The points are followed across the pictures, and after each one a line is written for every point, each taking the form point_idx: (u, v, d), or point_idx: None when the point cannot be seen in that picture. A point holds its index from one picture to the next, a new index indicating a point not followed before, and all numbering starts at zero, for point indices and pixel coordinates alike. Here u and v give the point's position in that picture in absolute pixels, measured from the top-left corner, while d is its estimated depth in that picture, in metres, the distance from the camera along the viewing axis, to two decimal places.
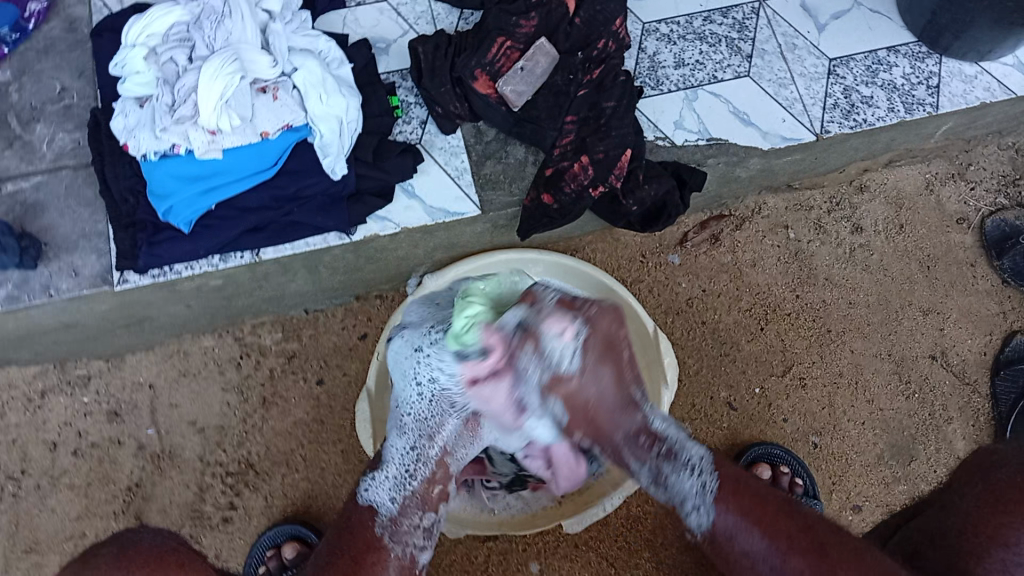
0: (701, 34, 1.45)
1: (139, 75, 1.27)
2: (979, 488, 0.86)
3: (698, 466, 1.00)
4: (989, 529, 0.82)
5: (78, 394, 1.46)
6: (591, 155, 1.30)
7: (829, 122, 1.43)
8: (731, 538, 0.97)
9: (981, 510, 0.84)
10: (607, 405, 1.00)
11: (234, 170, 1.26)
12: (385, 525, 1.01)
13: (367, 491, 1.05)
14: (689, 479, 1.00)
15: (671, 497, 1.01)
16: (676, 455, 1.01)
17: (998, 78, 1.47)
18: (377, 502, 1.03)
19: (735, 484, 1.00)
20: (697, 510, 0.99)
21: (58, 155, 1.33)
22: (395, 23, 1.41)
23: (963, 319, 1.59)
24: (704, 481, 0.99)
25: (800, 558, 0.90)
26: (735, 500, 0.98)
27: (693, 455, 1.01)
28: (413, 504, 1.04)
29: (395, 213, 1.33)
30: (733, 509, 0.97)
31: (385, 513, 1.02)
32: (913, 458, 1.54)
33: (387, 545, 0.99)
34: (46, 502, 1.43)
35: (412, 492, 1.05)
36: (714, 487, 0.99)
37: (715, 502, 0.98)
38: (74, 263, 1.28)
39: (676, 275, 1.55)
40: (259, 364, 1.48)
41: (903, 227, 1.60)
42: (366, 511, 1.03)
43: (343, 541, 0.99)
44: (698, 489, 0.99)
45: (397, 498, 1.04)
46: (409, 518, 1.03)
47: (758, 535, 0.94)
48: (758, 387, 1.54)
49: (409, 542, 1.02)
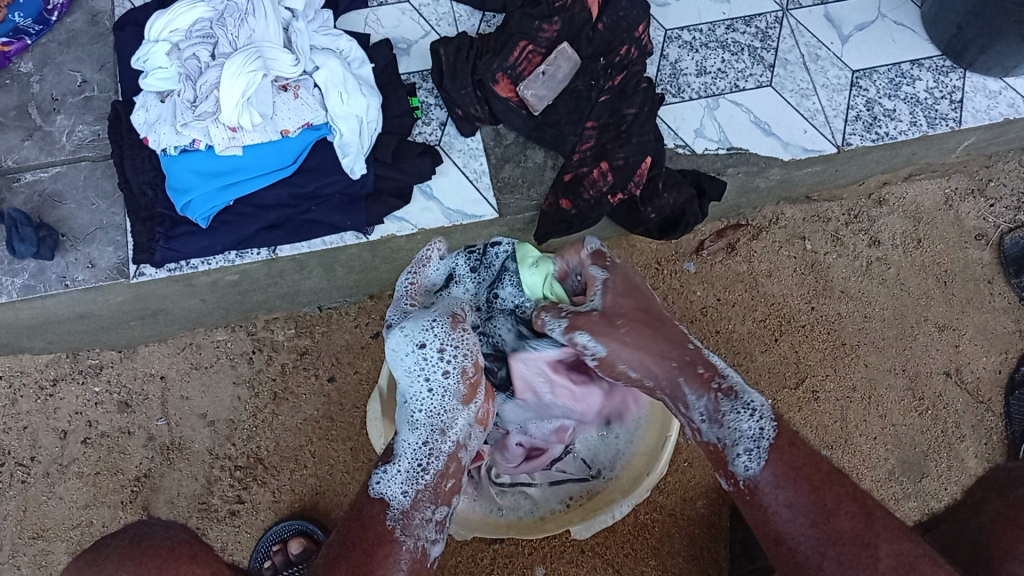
0: (724, 42, 1.44)
1: (162, 71, 1.27)
2: (998, 504, 0.85)
3: (758, 408, 0.91)
4: (1005, 543, 0.80)
5: (89, 383, 1.46)
6: (611, 161, 1.30)
7: (851, 135, 1.42)
8: (772, 492, 0.86)
9: (999, 524, 0.82)
10: (646, 336, 0.94)
11: (254, 167, 1.27)
12: (397, 517, 0.96)
13: (378, 484, 1.00)
14: (748, 419, 0.90)
15: (722, 437, 0.92)
16: (736, 394, 0.92)
17: (1022, 94, 1.46)
18: (388, 495, 0.99)
19: (791, 437, 0.90)
20: (750, 453, 0.88)
21: (77, 146, 1.33)
22: (416, 23, 1.41)
23: (979, 337, 1.58)
24: (764, 424, 0.90)
25: (844, 521, 0.80)
26: (786, 454, 0.88)
27: (752, 399, 0.92)
28: (426, 498, 0.99)
29: (414, 215, 1.33)
30: (783, 460, 0.87)
31: (397, 506, 0.98)
32: (924, 474, 1.53)
33: (399, 537, 0.95)
34: (55, 489, 1.44)
35: (424, 486, 1.01)
36: (774, 431, 0.89)
37: (771, 446, 0.88)
38: (90, 254, 1.28)
39: (691, 283, 1.55)
40: (271, 359, 1.48)
41: (922, 241, 1.59)
42: (376, 503, 0.98)
43: (354, 531, 0.94)
44: (756, 427, 0.90)
45: (409, 491, 0.99)
46: (421, 511, 0.98)
47: (803, 491, 0.84)
48: (770, 399, 1.53)
49: (422, 536, 0.97)
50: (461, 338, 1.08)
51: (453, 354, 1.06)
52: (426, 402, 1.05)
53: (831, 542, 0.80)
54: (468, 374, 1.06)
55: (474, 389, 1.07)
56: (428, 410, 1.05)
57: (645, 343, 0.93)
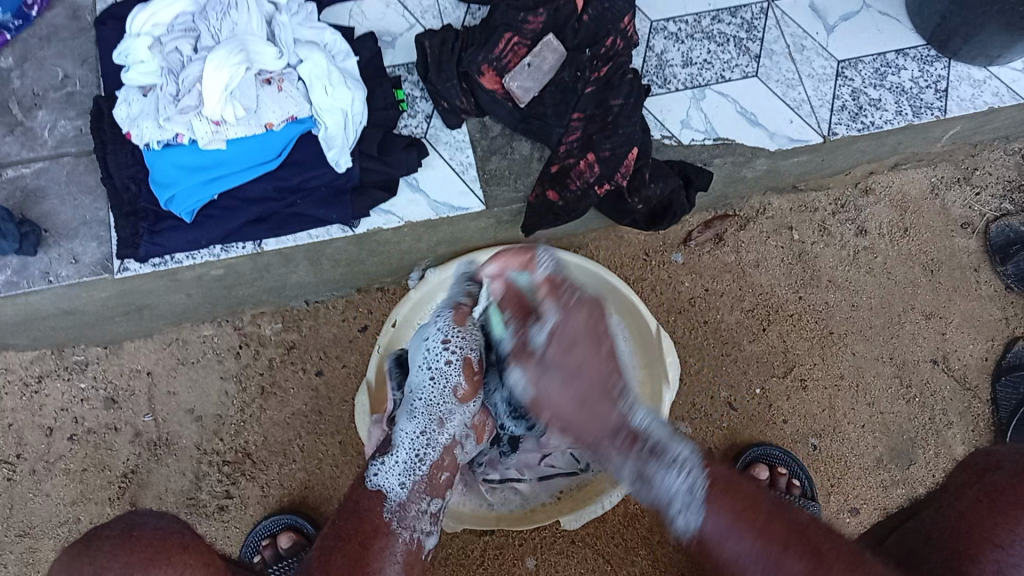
0: (710, 33, 1.44)
1: (144, 65, 1.25)
2: (973, 489, 0.84)
3: (687, 461, 0.84)
4: (983, 531, 0.80)
5: (75, 380, 1.45)
6: (597, 153, 1.30)
7: (837, 124, 1.42)
8: (722, 545, 0.79)
9: (976, 511, 0.82)
10: (587, 393, 0.83)
11: (239, 161, 1.26)
12: (393, 509, 1.01)
13: (376, 476, 1.05)
14: (679, 476, 0.84)
15: (654, 497, 0.85)
16: (660, 450, 0.85)
17: (1007, 83, 1.46)
18: (385, 487, 1.03)
19: (727, 484, 0.83)
20: (686, 507, 0.83)
21: (59, 141, 1.32)
22: (400, 16, 1.40)
23: (965, 325, 1.58)
24: (695, 478, 0.83)
25: (794, 560, 0.76)
26: (735, 496, 0.82)
27: (680, 453, 0.85)
28: (420, 490, 1.04)
29: (399, 207, 1.32)
30: (726, 509, 0.81)
31: (393, 497, 1.03)
32: (912, 461, 1.54)
33: (393, 530, 0.98)
34: (42, 487, 1.43)
35: (420, 478, 1.06)
36: (705, 482, 0.83)
37: (709, 500, 0.82)
38: (74, 250, 1.27)
39: (679, 274, 1.55)
40: (258, 354, 1.47)
41: (908, 230, 1.60)
42: (374, 494, 1.02)
43: (350, 524, 0.97)
44: (683, 469, 0.84)
45: (406, 483, 1.04)
46: (416, 503, 1.03)
47: (750, 535, 0.78)
48: (758, 388, 1.54)
49: (416, 527, 1.01)
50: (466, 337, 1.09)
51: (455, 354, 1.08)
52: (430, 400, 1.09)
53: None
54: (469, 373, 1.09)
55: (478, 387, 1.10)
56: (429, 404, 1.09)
57: (577, 398, 0.83)
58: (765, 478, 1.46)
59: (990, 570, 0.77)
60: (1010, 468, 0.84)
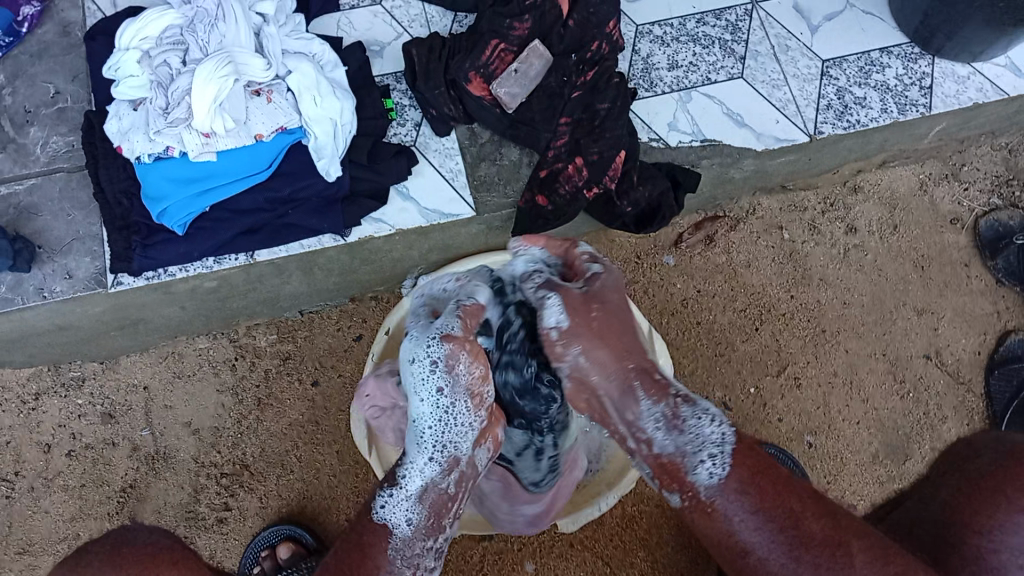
0: (695, 35, 1.45)
1: (133, 78, 1.26)
2: (955, 478, 0.84)
3: (714, 415, 0.91)
4: (966, 518, 0.80)
5: (72, 396, 1.46)
6: (585, 156, 1.31)
7: (823, 123, 1.43)
8: (737, 499, 0.84)
9: (957, 500, 0.82)
10: (626, 326, 0.97)
11: (228, 172, 1.26)
12: (399, 547, 0.93)
13: (382, 509, 0.96)
14: (709, 426, 0.90)
15: (681, 446, 0.90)
16: (693, 400, 0.92)
17: (990, 79, 1.48)
18: (393, 521, 0.95)
19: (747, 448, 0.90)
20: (714, 458, 0.88)
21: (52, 158, 1.33)
22: (389, 25, 1.41)
23: (957, 319, 1.59)
24: (725, 430, 0.90)
25: (812, 523, 0.80)
26: (747, 460, 0.88)
27: (707, 406, 0.93)
28: (427, 529, 0.98)
29: (390, 215, 1.33)
30: (745, 467, 0.87)
31: (399, 535, 0.95)
32: (908, 457, 1.55)
33: (398, 570, 0.92)
34: (40, 503, 1.44)
35: (427, 514, 0.98)
36: (734, 437, 0.89)
37: (734, 454, 0.88)
38: (67, 265, 1.28)
39: (670, 276, 1.56)
40: (254, 365, 1.48)
41: (898, 227, 1.61)
42: (380, 530, 0.94)
43: (347, 557, 0.90)
44: (714, 420, 0.91)
45: (412, 519, 0.96)
46: (422, 541, 0.96)
47: (761, 501, 0.83)
48: (752, 387, 1.54)
49: (419, 566, 0.96)
50: (456, 355, 1.01)
51: (457, 372, 1.02)
52: (435, 431, 1.02)
53: (803, 546, 0.78)
54: (476, 403, 1.03)
55: (482, 402, 1.04)
56: (435, 430, 1.02)
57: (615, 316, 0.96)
58: None
59: (972, 556, 0.78)
60: (989, 455, 0.85)
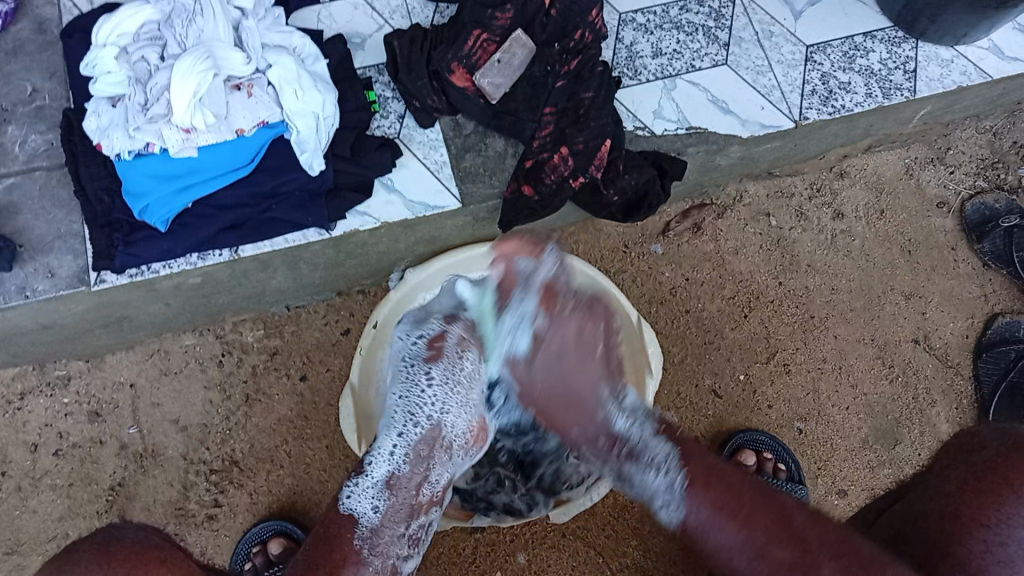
0: (679, 23, 1.45)
1: (111, 75, 1.25)
2: (957, 470, 0.84)
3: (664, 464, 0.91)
4: (972, 512, 0.80)
5: (58, 395, 1.44)
6: (570, 146, 1.30)
7: (809, 108, 1.42)
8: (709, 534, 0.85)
9: (962, 493, 0.82)
10: (567, 397, 0.97)
11: (209, 168, 1.25)
12: (365, 535, 0.98)
13: (348, 499, 1.01)
14: (656, 475, 0.91)
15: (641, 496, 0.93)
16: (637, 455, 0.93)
17: (974, 61, 1.48)
18: (358, 511, 1.00)
19: (706, 475, 0.89)
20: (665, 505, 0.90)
21: (31, 156, 1.31)
22: (369, 17, 1.40)
23: (945, 303, 1.60)
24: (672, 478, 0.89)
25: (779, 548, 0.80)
26: (716, 488, 0.87)
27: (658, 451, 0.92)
28: (397, 516, 1.02)
29: (375, 207, 1.32)
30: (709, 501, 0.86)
31: (366, 523, 1.00)
32: (897, 441, 1.55)
33: (366, 558, 0.96)
34: (28, 504, 1.42)
35: (396, 501, 1.03)
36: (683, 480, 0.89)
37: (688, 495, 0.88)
38: (50, 264, 1.26)
39: (659, 264, 1.55)
40: (241, 361, 1.47)
41: (884, 212, 1.61)
42: (346, 519, 1.00)
43: (323, 551, 0.94)
44: (661, 468, 0.91)
45: (379, 507, 1.01)
46: (390, 528, 1.01)
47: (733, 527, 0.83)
48: (742, 374, 1.54)
49: (390, 553, 1.00)
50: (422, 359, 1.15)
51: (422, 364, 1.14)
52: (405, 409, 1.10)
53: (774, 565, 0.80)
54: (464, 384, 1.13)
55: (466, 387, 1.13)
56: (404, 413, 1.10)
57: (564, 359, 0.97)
58: (752, 464, 1.46)
59: (980, 549, 0.77)
60: (994, 448, 0.84)
